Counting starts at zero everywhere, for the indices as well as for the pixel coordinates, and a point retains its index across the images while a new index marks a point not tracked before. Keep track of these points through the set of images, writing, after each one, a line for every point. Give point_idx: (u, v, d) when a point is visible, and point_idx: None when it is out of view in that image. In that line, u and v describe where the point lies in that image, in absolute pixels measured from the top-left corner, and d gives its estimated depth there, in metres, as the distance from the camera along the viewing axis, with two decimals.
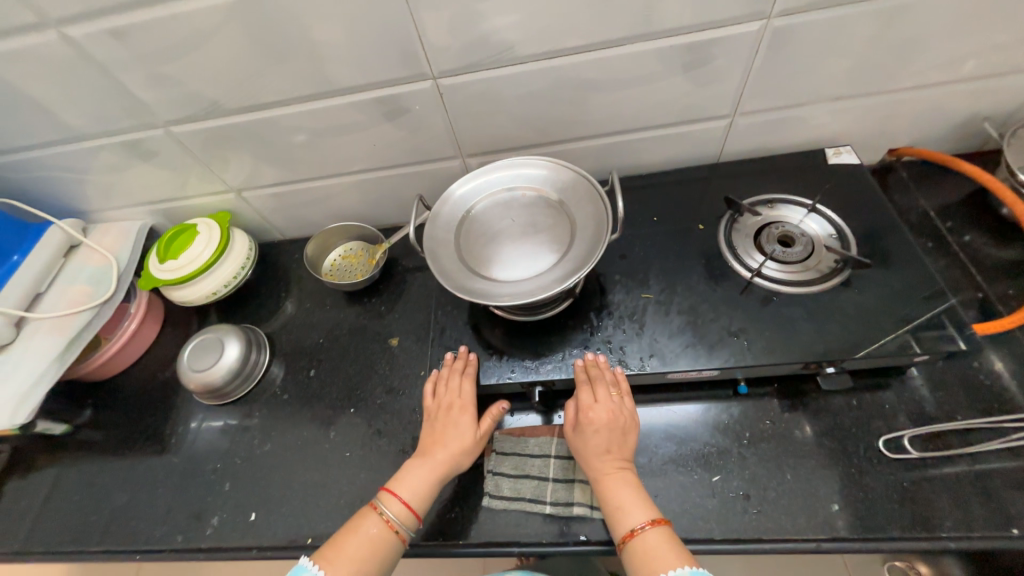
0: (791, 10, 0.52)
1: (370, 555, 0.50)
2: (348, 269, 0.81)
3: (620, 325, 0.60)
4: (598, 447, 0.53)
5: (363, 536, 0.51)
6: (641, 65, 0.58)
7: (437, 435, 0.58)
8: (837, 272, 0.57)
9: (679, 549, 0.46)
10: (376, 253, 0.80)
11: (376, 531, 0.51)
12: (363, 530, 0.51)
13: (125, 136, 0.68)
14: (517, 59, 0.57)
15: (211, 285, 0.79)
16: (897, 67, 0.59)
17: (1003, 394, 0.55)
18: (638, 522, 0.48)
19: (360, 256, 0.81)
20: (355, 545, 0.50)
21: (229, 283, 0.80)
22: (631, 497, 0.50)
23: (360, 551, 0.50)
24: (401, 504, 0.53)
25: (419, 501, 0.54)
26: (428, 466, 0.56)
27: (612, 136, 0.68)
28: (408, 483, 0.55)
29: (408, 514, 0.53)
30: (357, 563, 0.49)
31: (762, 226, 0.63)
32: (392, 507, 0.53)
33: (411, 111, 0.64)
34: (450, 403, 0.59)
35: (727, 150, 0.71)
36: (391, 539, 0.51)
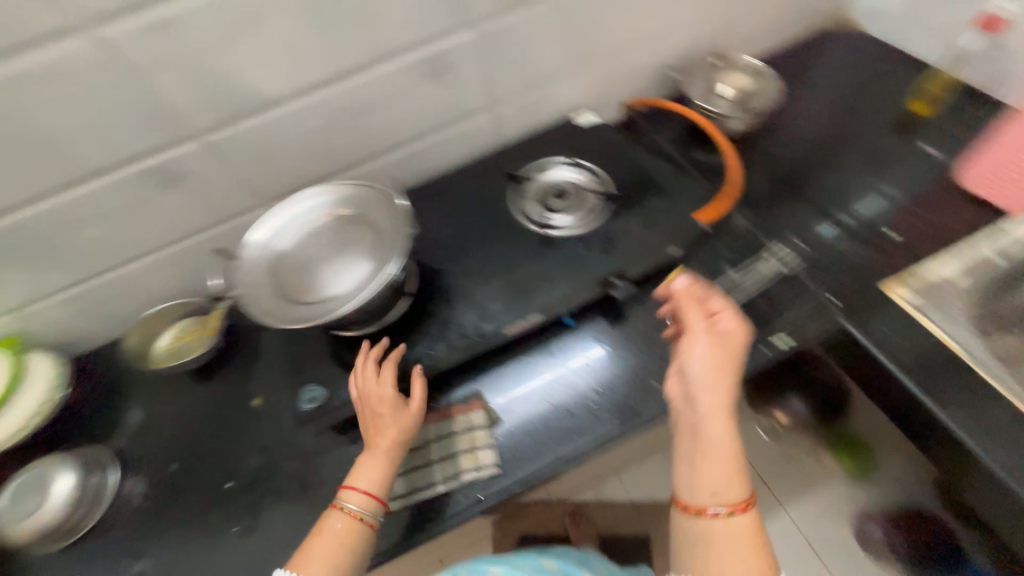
0: (484, 15, 0.66)
1: (340, 548, 0.52)
2: (180, 349, 0.75)
3: (453, 304, 0.66)
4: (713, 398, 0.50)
5: (328, 534, 0.52)
6: (391, 82, 0.67)
7: (372, 426, 0.58)
8: (603, 206, 0.71)
9: (762, 550, 0.45)
10: (211, 325, 0.76)
11: (341, 526, 0.53)
12: (325, 531, 0.53)
13: None
14: (277, 102, 0.63)
15: (14, 420, 0.67)
16: (586, 43, 0.76)
17: (743, 254, 0.72)
18: (722, 505, 0.46)
19: (193, 332, 0.76)
20: (323, 545, 0.52)
21: (38, 414, 0.68)
22: (727, 475, 0.47)
23: (328, 550, 0.51)
24: (360, 495, 0.54)
25: (376, 485, 0.55)
26: (369, 453, 0.56)
27: (401, 150, 0.76)
28: (359, 474, 0.55)
29: (369, 500, 0.54)
30: (327, 561, 0.51)
31: (541, 189, 0.75)
32: (353, 501, 0.54)
33: (189, 174, 0.64)
34: (375, 392, 0.59)
35: (503, 136, 0.83)
36: (358, 530, 0.53)
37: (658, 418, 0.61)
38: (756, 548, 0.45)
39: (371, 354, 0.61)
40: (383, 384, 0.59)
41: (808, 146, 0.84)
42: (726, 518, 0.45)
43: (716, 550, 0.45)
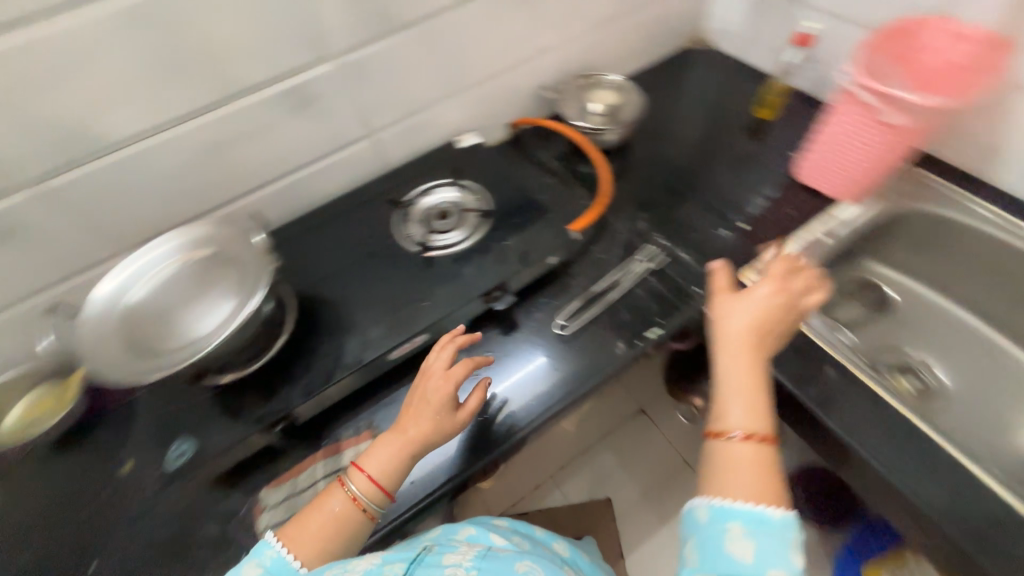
0: (347, 49, 0.67)
1: (330, 535, 0.51)
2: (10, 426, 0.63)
3: (333, 336, 0.65)
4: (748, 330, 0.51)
5: (328, 514, 0.52)
6: (252, 117, 0.66)
7: (411, 409, 0.56)
8: (482, 222, 0.74)
9: (770, 477, 0.45)
10: (45, 389, 0.64)
11: (339, 507, 0.52)
12: (327, 508, 0.52)
13: None
14: (121, 143, 0.60)
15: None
16: (459, 70, 0.80)
17: (616, 260, 0.78)
18: (739, 426, 0.47)
19: (20, 402, 0.64)
20: (316, 523, 0.51)
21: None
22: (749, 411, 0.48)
23: (320, 530, 0.51)
24: (366, 484, 0.53)
25: (386, 482, 0.54)
26: (398, 445, 0.54)
27: (279, 183, 0.75)
28: (374, 463, 0.54)
29: (373, 489, 0.53)
30: (314, 541, 0.50)
31: (424, 210, 0.76)
32: (358, 484, 0.53)
33: (28, 225, 0.59)
34: (441, 374, 0.57)
35: (388, 162, 0.84)
36: (354, 515, 0.52)
37: (541, 423, 0.65)
38: (770, 481, 0.45)
39: (457, 338, 0.60)
40: (451, 378, 0.57)
41: (673, 155, 0.93)
42: (743, 441, 0.46)
43: (748, 467, 0.46)
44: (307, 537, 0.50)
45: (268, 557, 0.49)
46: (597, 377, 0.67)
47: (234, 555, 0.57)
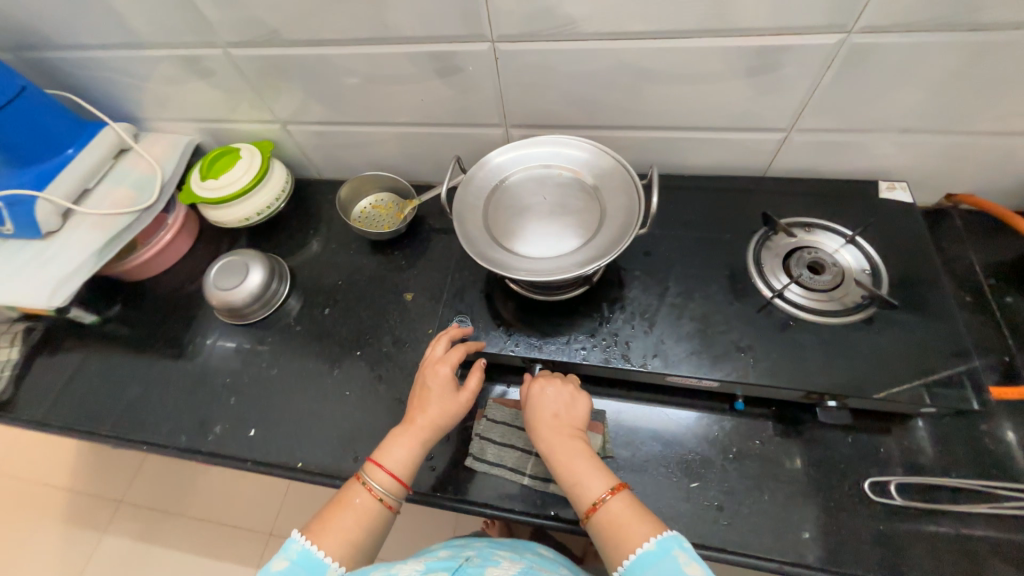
0: (875, 28, 0.49)
1: (357, 525, 0.50)
2: (376, 218, 0.82)
3: (630, 320, 0.59)
4: (548, 419, 0.52)
5: (351, 509, 0.51)
6: (704, 62, 0.56)
7: (417, 400, 0.57)
8: (862, 307, 0.56)
9: (644, 513, 0.46)
10: (407, 206, 0.82)
11: (361, 501, 0.51)
12: (350, 499, 0.51)
13: (187, 52, 0.70)
14: (580, 35, 0.56)
15: (246, 206, 0.80)
16: (976, 106, 0.56)
17: (1004, 461, 0.54)
18: (600, 492, 0.47)
19: (390, 206, 0.83)
20: (343, 518, 0.50)
21: (263, 210, 0.82)
22: (587, 467, 0.49)
23: (347, 523, 0.50)
24: (387, 477, 0.52)
25: (404, 472, 0.53)
26: (414, 430, 0.55)
27: (662, 132, 0.67)
28: (392, 457, 0.54)
29: (395, 483, 0.52)
30: (343, 536, 0.49)
31: (794, 248, 0.61)
32: (378, 480, 0.52)
33: (463, 71, 0.63)
34: (436, 363, 0.57)
35: (775, 165, 0.69)
36: (375, 509, 0.51)
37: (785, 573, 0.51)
38: (642, 515, 0.46)
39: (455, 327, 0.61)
40: (446, 361, 0.57)
41: None
42: (608, 501, 0.46)
43: (614, 524, 0.45)
44: (337, 524, 0.49)
45: (292, 552, 0.46)
46: None
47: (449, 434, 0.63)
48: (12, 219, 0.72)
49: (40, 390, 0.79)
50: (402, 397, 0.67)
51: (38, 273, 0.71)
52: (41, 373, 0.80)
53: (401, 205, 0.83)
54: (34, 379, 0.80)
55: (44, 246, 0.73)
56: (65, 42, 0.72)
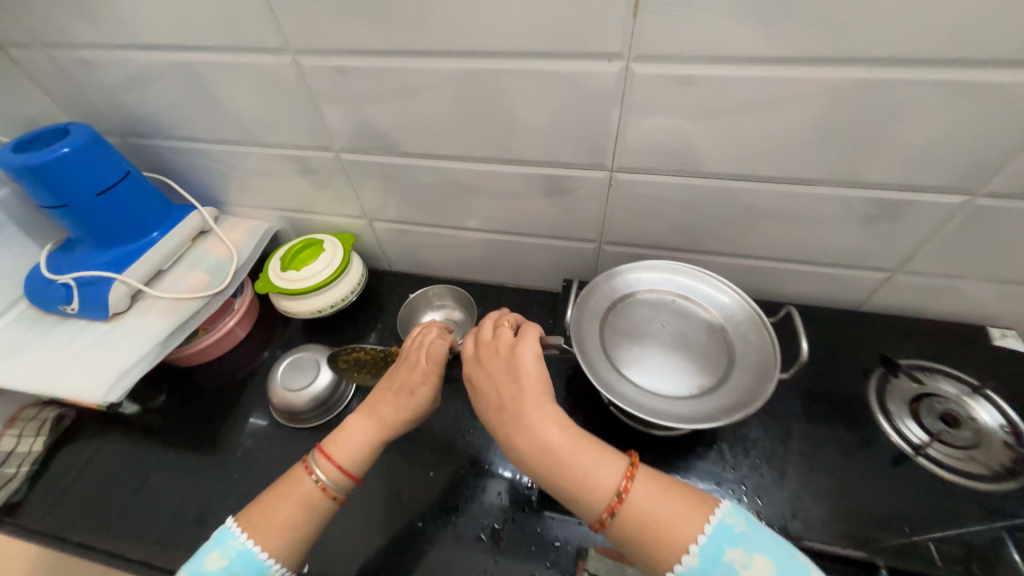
0: (1003, 194, 0.51)
1: (300, 517, 0.50)
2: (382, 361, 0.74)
3: (758, 468, 0.54)
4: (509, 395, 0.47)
5: (296, 500, 0.50)
6: (823, 207, 0.57)
7: (388, 394, 0.58)
8: (1014, 473, 0.51)
9: (672, 500, 0.41)
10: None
11: (309, 490, 0.51)
12: (294, 490, 0.51)
13: (298, 152, 0.72)
14: (702, 174, 0.57)
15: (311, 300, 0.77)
16: None
17: None
18: (615, 485, 0.42)
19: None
20: (286, 511, 0.50)
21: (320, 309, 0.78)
22: (586, 454, 0.43)
23: (290, 518, 0.49)
24: (334, 468, 0.52)
25: (353, 458, 0.53)
26: (372, 430, 0.55)
27: (762, 262, 0.67)
28: (338, 443, 0.54)
29: (342, 478, 0.52)
30: (285, 529, 0.49)
31: (920, 394, 0.57)
32: (324, 473, 0.52)
33: (573, 193, 0.65)
34: (410, 372, 0.58)
35: (874, 301, 0.68)
36: (322, 497, 0.51)
37: None
38: (682, 501, 0.41)
39: (434, 326, 0.63)
40: (409, 401, 0.57)
41: None
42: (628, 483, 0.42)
43: (643, 517, 0.41)
44: (266, 529, 0.48)
45: (231, 550, 0.47)
46: None
47: None
48: (81, 298, 0.69)
49: (57, 493, 0.69)
50: (483, 534, 0.59)
51: (96, 361, 0.65)
52: (62, 469, 0.71)
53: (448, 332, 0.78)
54: (53, 477, 0.71)
55: (108, 329, 0.69)
56: (178, 133, 0.74)
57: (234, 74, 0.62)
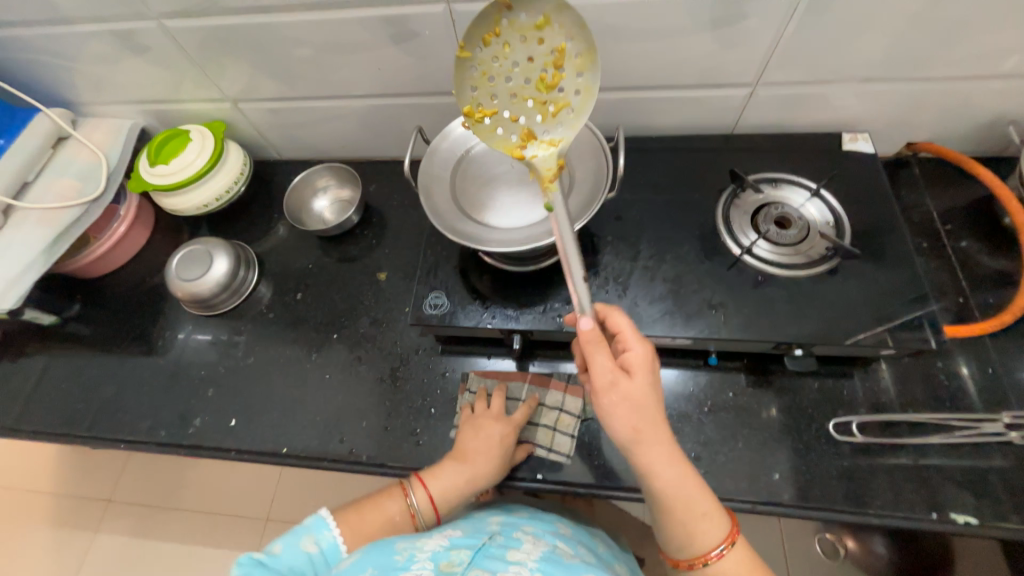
0: None
1: (382, 531, 0.54)
2: (489, 95, 0.48)
3: (603, 286, 0.59)
4: (644, 409, 0.44)
5: (385, 518, 0.55)
6: (668, 16, 0.54)
7: (472, 439, 0.58)
8: (826, 259, 0.57)
9: (754, 561, 0.44)
10: (480, 101, 0.48)
11: (399, 516, 0.55)
12: (387, 509, 0.55)
13: (118, 25, 0.64)
14: None
15: (538, 58, 0.46)
16: (934, 52, 0.56)
17: (956, 394, 0.58)
18: (717, 540, 0.44)
19: (512, 107, 0.48)
20: (373, 522, 0.54)
21: (495, 44, 0.46)
22: (709, 505, 0.44)
23: (375, 526, 0.54)
24: (426, 499, 0.55)
25: (444, 500, 0.56)
26: (466, 474, 0.57)
27: (629, 93, 0.65)
28: (439, 480, 0.56)
29: (432, 512, 0.55)
30: (362, 532, 0.53)
31: (762, 205, 0.62)
32: (418, 499, 0.55)
33: (419, 36, 0.60)
34: (491, 420, 0.60)
35: (743, 123, 0.69)
36: (406, 523, 0.55)
37: (760, 510, 0.54)
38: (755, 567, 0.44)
39: (608, 310, 0.49)
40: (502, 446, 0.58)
41: None
42: (723, 549, 0.43)
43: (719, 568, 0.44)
44: (353, 532, 0.53)
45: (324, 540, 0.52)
46: (862, 515, 0.53)
47: (433, 408, 0.65)
48: None
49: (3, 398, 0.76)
50: (383, 376, 0.68)
51: None
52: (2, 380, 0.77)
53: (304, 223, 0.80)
54: None
55: None
56: None
57: None
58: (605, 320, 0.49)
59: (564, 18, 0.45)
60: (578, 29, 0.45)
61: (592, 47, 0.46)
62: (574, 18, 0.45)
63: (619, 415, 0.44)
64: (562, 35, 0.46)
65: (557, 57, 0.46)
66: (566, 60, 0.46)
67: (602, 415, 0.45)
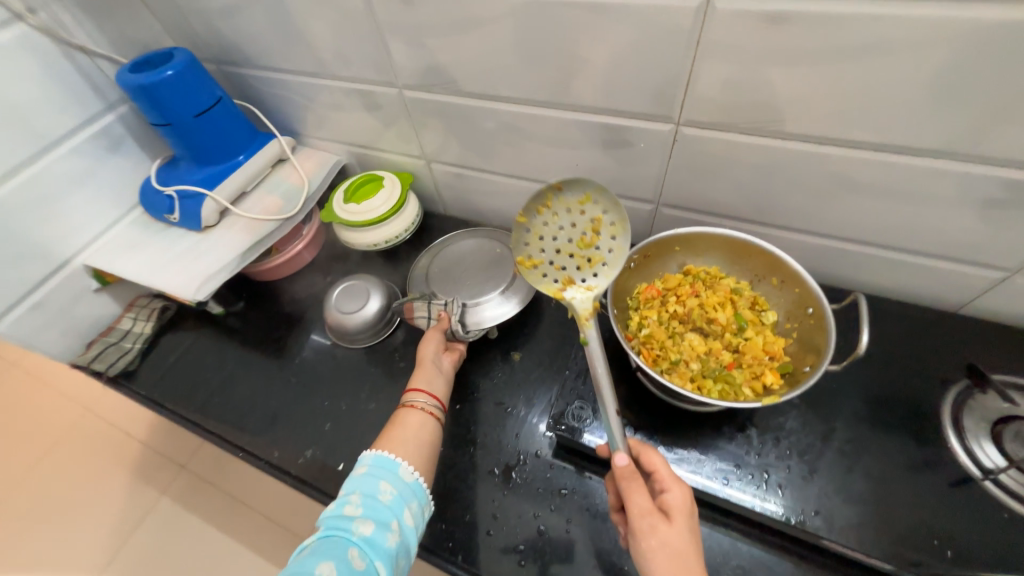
0: None
1: (417, 438, 0.57)
2: (537, 248, 0.53)
3: (785, 458, 0.53)
4: (684, 557, 0.41)
5: (406, 426, 0.58)
6: (929, 184, 0.48)
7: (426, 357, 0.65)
8: None
9: None
10: (528, 252, 0.53)
11: (417, 420, 0.59)
12: (405, 432, 0.58)
13: (366, 87, 0.74)
14: (783, 134, 0.51)
15: (580, 224, 0.53)
16: None
17: None
18: None
19: (556, 258, 0.53)
20: (405, 432, 0.58)
21: (545, 212, 0.53)
22: None
23: (413, 438, 0.57)
24: (428, 397, 0.61)
25: (441, 392, 0.64)
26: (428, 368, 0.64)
27: (841, 244, 0.59)
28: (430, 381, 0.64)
29: (437, 401, 0.62)
30: (413, 447, 0.56)
31: (1015, 417, 0.50)
32: (422, 400, 0.61)
33: (633, 146, 0.61)
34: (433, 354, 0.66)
35: (977, 305, 0.58)
36: (429, 421, 0.60)
37: None
38: None
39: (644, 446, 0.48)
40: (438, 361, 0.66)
41: None
42: None
43: None
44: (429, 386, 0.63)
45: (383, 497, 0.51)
46: None
47: (544, 526, 0.58)
48: (181, 209, 0.80)
49: (157, 368, 0.83)
50: (496, 469, 0.62)
51: (190, 265, 0.76)
52: (163, 350, 0.85)
53: (481, 258, 0.79)
54: (156, 355, 0.85)
55: (201, 239, 0.80)
56: (262, 61, 0.79)
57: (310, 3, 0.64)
58: (640, 458, 0.48)
59: (603, 198, 0.51)
60: (612, 206, 0.52)
61: (625, 219, 0.52)
62: (610, 199, 0.51)
63: (655, 562, 0.41)
64: (600, 207, 0.52)
65: (596, 224, 0.52)
66: (603, 226, 0.53)
67: (639, 563, 0.42)
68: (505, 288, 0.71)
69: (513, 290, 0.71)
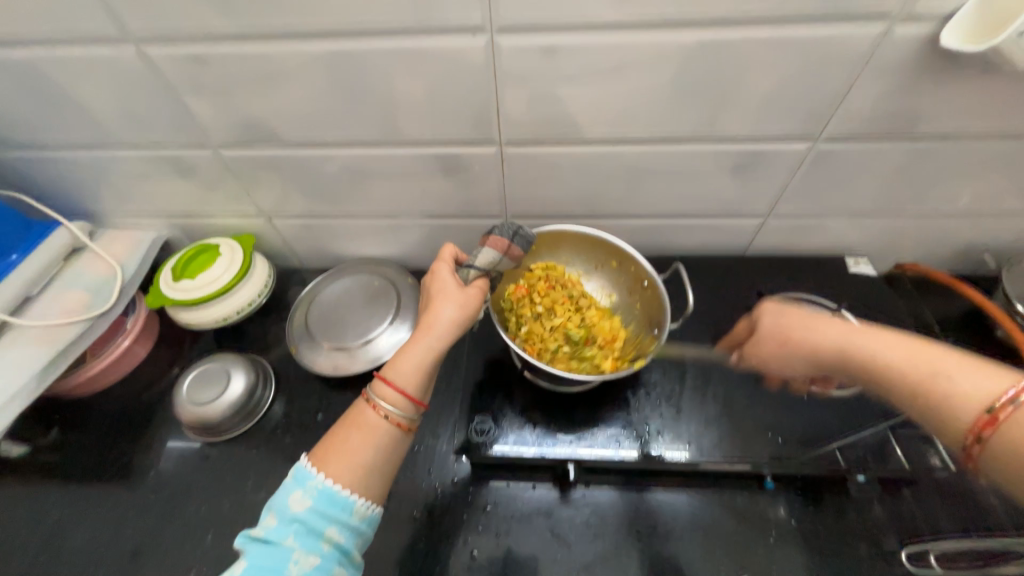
0: (837, 138, 0.58)
1: (368, 445, 0.48)
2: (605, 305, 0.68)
3: (657, 407, 0.62)
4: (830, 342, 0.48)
5: (363, 430, 0.49)
6: (696, 162, 0.62)
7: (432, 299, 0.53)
8: None
9: None
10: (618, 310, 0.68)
11: (377, 421, 0.49)
12: (366, 429, 0.49)
13: (170, 151, 0.66)
14: (586, 139, 0.60)
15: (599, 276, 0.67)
16: (920, 196, 0.65)
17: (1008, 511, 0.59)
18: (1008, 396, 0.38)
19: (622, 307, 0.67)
20: (352, 444, 0.48)
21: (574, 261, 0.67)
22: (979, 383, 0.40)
23: (355, 446, 0.48)
24: (397, 394, 0.49)
25: (416, 385, 0.50)
26: (423, 342, 0.51)
27: (655, 220, 0.72)
28: (402, 372, 0.50)
29: (404, 402, 0.50)
30: (353, 460, 0.47)
31: None
32: (387, 400, 0.49)
33: (469, 170, 0.65)
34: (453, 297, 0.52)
35: (755, 245, 0.76)
36: (394, 433, 0.50)
37: None
38: None
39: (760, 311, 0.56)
40: (456, 304, 0.52)
41: None
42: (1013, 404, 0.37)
43: (1019, 435, 0.36)
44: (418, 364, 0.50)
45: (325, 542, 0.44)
46: None
47: (476, 550, 0.58)
48: None
49: None
50: (416, 513, 0.60)
51: None
52: None
53: (356, 295, 0.77)
54: None
55: None
56: (20, 140, 0.65)
57: (72, 70, 0.56)
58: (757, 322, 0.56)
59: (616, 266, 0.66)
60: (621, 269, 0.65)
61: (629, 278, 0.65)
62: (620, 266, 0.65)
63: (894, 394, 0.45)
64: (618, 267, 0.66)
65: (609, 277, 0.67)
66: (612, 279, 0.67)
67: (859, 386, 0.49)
68: (393, 318, 0.74)
69: (401, 319, 0.74)
